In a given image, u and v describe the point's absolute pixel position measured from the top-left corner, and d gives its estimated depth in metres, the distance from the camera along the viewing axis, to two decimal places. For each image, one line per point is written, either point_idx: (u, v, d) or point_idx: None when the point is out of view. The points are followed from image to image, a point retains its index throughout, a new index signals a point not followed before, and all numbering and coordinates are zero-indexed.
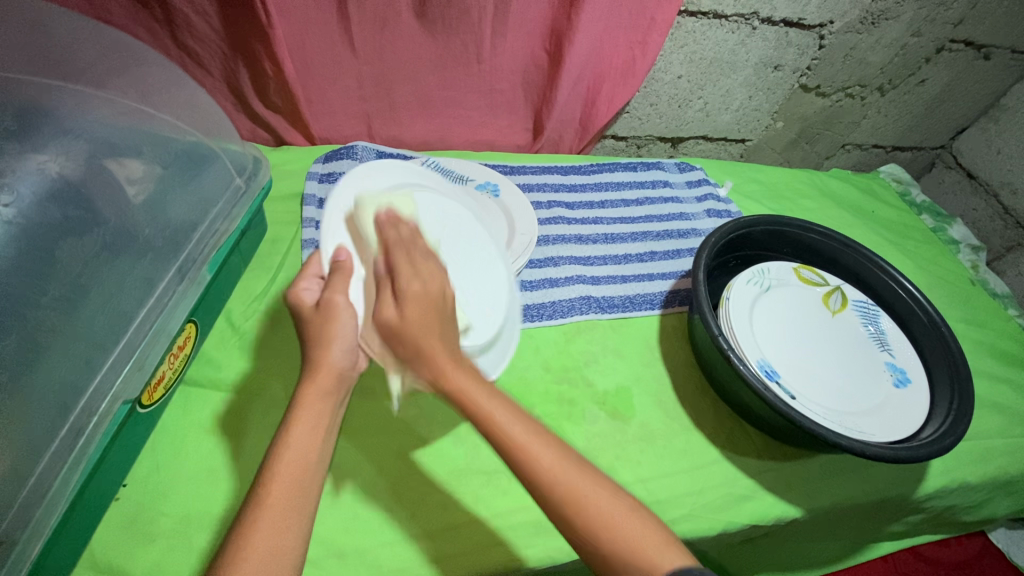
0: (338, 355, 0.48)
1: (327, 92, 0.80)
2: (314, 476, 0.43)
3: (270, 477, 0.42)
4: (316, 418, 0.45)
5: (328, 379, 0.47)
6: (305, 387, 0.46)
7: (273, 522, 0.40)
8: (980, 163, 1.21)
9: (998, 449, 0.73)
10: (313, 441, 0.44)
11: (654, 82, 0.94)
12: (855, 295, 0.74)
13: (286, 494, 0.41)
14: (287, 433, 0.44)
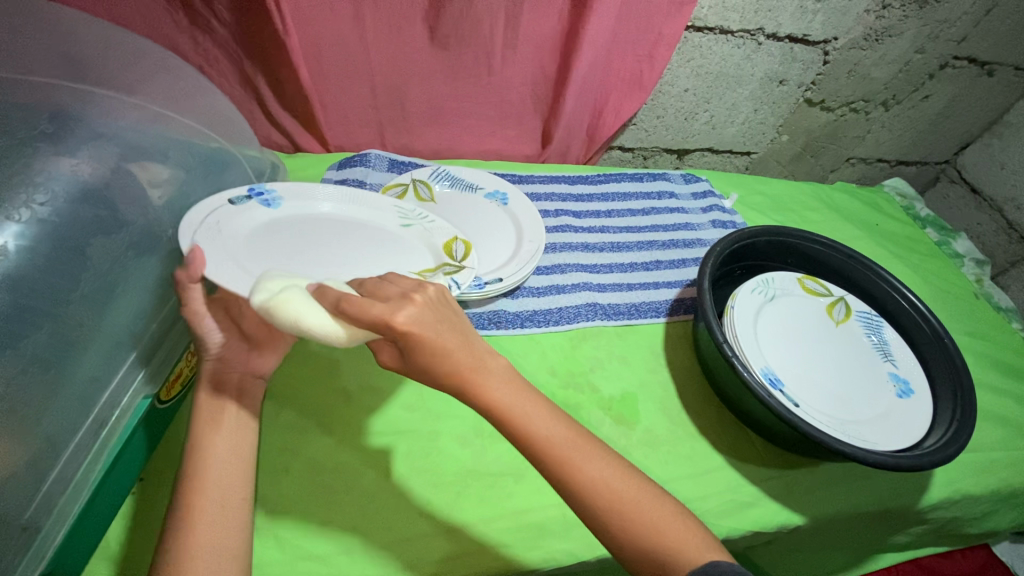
0: (206, 360, 0.51)
1: (343, 102, 0.82)
2: (237, 464, 0.47)
3: (190, 476, 0.45)
4: (217, 416, 0.49)
5: (215, 378, 0.51)
6: (203, 392, 0.50)
7: (204, 512, 0.43)
8: (984, 178, 1.22)
9: (1001, 461, 0.74)
10: (224, 438, 0.47)
11: (661, 95, 0.96)
12: (858, 306, 0.75)
13: (211, 486, 0.44)
14: (197, 438, 0.47)
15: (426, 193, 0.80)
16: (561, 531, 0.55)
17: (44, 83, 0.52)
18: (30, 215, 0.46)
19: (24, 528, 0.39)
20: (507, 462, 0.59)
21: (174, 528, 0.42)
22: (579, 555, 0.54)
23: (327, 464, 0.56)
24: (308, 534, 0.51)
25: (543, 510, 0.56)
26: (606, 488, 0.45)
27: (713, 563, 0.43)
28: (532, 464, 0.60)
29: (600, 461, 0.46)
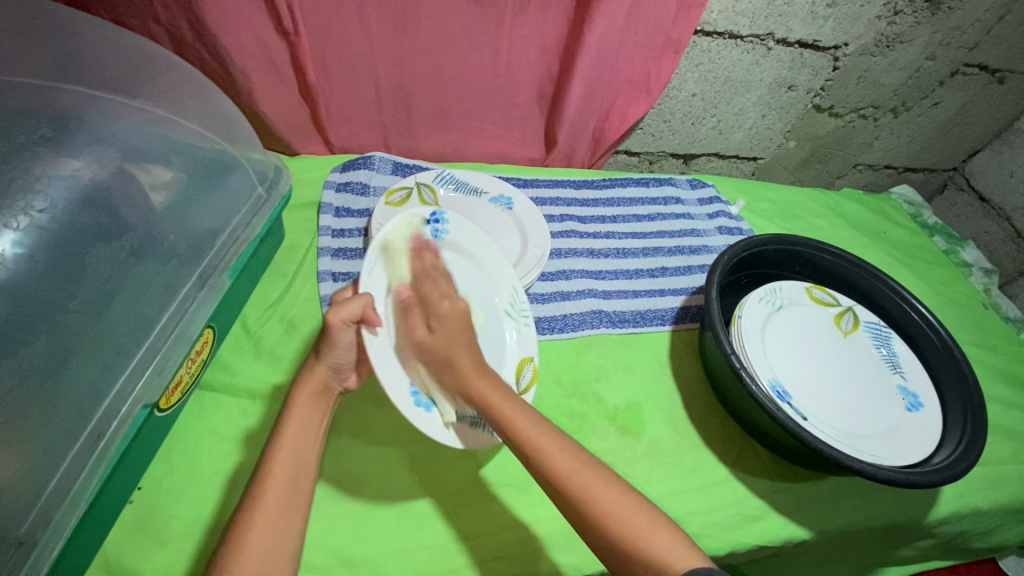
0: (322, 366, 0.52)
1: (346, 104, 0.81)
2: (309, 467, 0.48)
3: (265, 480, 0.45)
4: (307, 419, 0.50)
5: (318, 383, 0.52)
6: (301, 392, 0.51)
7: (270, 514, 0.44)
8: (992, 186, 1.21)
9: (1009, 476, 0.73)
10: (303, 446, 0.49)
11: (668, 99, 0.95)
12: (867, 316, 0.74)
13: (280, 488, 0.45)
14: (278, 436, 0.48)
15: (430, 197, 0.79)
16: (565, 545, 0.55)
17: (44, 85, 0.51)
18: (28, 221, 0.46)
19: (20, 542, 0.39)
20: (510, 472, 0.58)
21: (239, 528, 0.43)
22: (583, 568, 0.54)
23: (328, 473, 0.55)
24: (309, 545, 0.50)
25: (547, 523, 0.56)
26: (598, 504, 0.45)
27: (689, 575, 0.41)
28: (538, 475, 0.59)
29: (595, 473, 0.46)
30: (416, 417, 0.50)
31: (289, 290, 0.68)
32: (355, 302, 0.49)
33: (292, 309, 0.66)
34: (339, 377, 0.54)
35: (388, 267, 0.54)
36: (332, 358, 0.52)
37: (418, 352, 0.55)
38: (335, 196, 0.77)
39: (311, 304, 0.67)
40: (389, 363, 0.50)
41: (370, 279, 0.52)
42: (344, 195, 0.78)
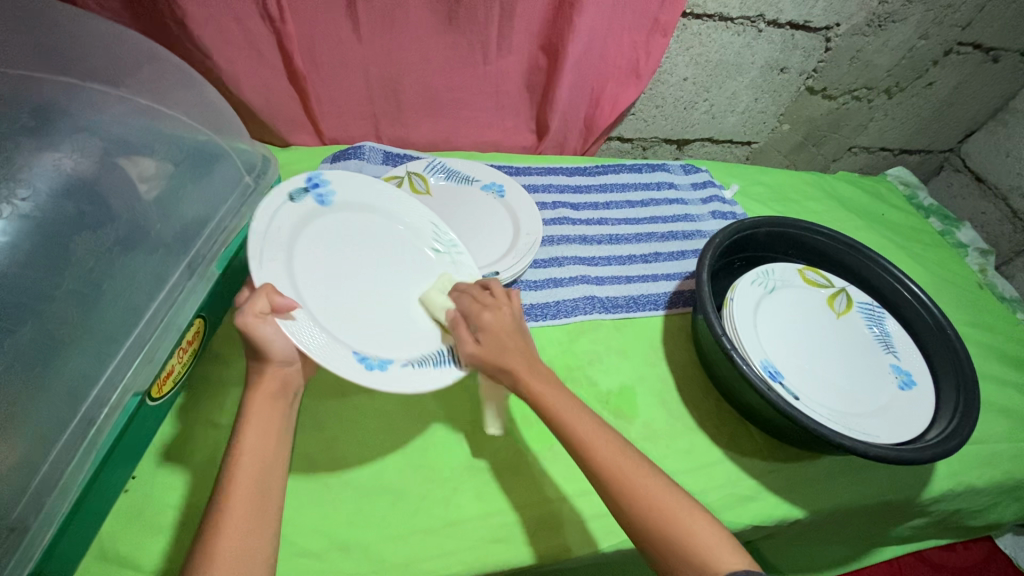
0: (272, 368, 0.50)
1: (336, 94, 0.81)
2: (274, 470, 0.46)
3: (228, 484, 0.44)
4: (266, 422, 0.48)
5: (273, 384, 0.50)
6: (255, 394, 0.49)
7: (236, 523, 0.42)
8: (988, 166, 1.21)
9: (1004, 453, 0.73)
10: (267, 446, 0.47)
11: (660, 84, 0.94)
12: (860, 297, 0.74)
13: (246, 494, 0.43)
14: (239, 442, 0.46)
15: (422, 185, 0.79)
16: (560, 527, 0.55)
17: (26, 76, 0.51)
18: (11, 210, 0.47)
19: (12, 529, 0.39)
20: (503, 457, 0.59)
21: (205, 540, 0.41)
22: (578, 549, 0.54)
23: (321, 459, 0.55)
24: (305, 531, 0.51)
25: (541, 505, 0.56)
26: (645, 496, 0.45)
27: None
28: (531, 458, 0.59)
29: (644, 471, 0.47)
30: (374, 380, 0.48)
31: None
32: (261, 294, 0.45)
33: None
34: (287, 369, 0.51)
35: (277, 258, 0.50)
36: (277, 354, 0.49)
37: (349, 322, 0.53)
38: None
39: None
40: (325, 342, 0.48)
41: (264, 273, 0.48)
42: None
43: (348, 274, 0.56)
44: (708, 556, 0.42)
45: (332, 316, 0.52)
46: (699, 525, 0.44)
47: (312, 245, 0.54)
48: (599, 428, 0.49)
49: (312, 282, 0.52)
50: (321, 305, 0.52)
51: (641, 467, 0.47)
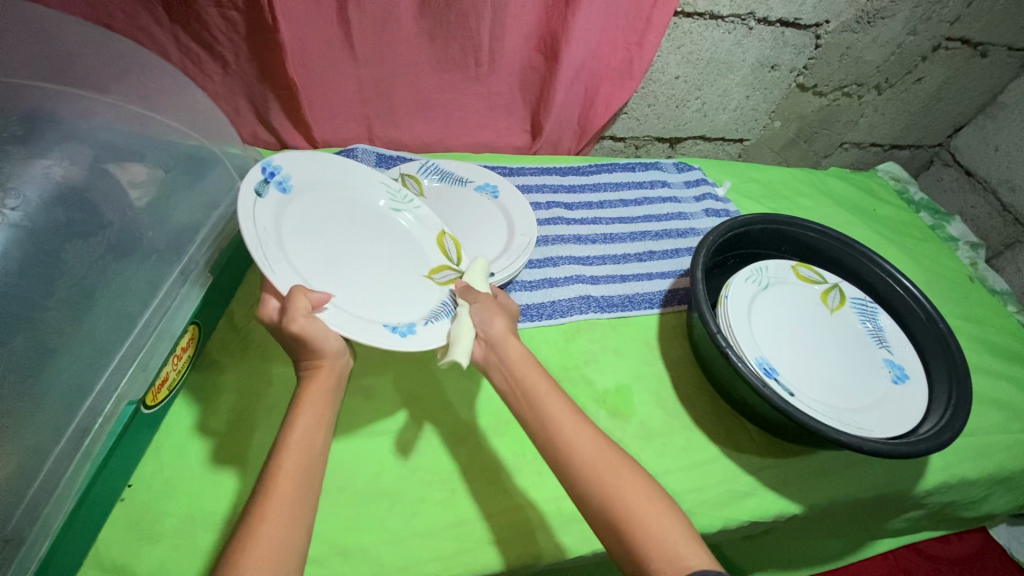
0: (329, 360, 0.50)
1: (328, 97, 0.81)
2: (316, 462, 0.45)
3: (275, 471, 0.43)
4: (316, 412, 0.48)
5: (327, 378, 0.50)
6: (306, 385, 0.49)
7: (278, 506, 0.41)
8: (978, 160, 1.22)
9: (997, 444, 0.74)
10: (315, 439, 0.46)
11: (652, 82, 0.94)
12: (853, 292, 0.75)
13: (293, 480, 0.43)
14: (290, 426, 0.46)
15: (415, 188, 0.78)
16: (558, 526, 0.55)
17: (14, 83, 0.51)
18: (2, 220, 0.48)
19: (7, 540, 0.38)
20: (501, 458, 0.59)
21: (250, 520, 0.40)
22: (576, 549, 0.54)
23: None
24: None
25: (539, 505, 0.56)
26: (621, 492, 0.45)
27: (702, 573, 0.40)
28: (528, 459, 0.59)
29: (627, 469, 0.47)
30: (410, 343, 0.55)
31: None
32: (298, 295, 0.48)
33: None
34: (341, 358, 0.52)
35: (279, 259, 0.52)
36: (332, 347, 0.50)
37: (370, 308, 0.56)
38: None
39: None
40: (356, 327, 0.52)
41: (279, 277, 0.50)
42: None
43: (334, 252, 0.58)
44: (669, 549, 0.42)
45: (338, 294, 0.55)
46: (668, 522, 0.44)
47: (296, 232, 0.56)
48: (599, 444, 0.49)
49: (317, 273, 0.55)
50: (325, 283, 0.55)
51: (625, 465, 0.47)
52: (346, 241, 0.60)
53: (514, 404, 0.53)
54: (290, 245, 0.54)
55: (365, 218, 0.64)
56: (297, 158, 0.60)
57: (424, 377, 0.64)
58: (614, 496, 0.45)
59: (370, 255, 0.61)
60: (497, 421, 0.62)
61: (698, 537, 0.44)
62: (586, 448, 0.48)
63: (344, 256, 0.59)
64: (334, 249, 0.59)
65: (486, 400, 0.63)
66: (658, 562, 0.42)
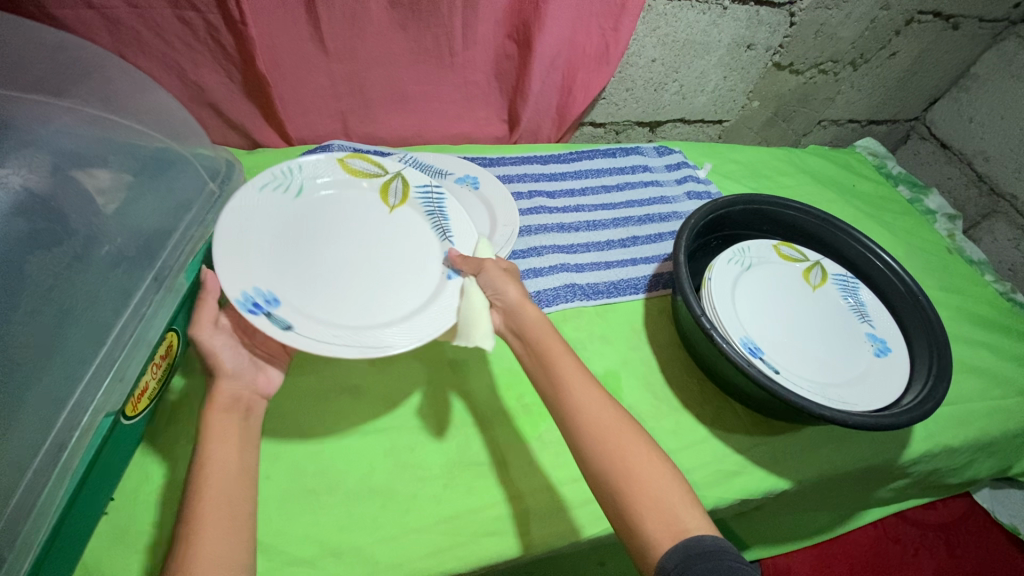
0: (224, 381, 0.50)
1: (300, 93, 0.79)
2: (243, 478, 0.46)
3: (196, 489, 0.43)
4: (225, 432, 0.48)
5: (226, 399, 0.50)
6: (211, 409, 0.48)
7: (214, 523, 0.42)
8: (952, 132, 1.23)
9: (978, 411, 0.75)
10: (231, 457, 0.46)
11: (629, 66, 0.94)
12: (835, 269, 0.75)
13: (218, 499, 0.43)
14: (205, 448, 0.46)
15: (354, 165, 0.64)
16: (552, 515, 0.56)
17: None
18: None
19: None
20: (493, 450, 0.59)
21: (189, 533, 0.41)
22: (569, 537, 0.55)
23: (309, 467, 0.55)
24: (295, 539, 0.50)
25: (533, 495, 0.56)
26: (623, 450, 0.46)
27: (697, 537, 0.41)
28: (520, 449, 0.60)
29: (630, 432, 0.48)
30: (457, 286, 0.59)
31: None
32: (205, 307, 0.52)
33: None
34: (244, 389, 0.52)
35: (313, 324, 0.52)
36: (223, 367, 0.51)
37: (418, 260, 0.61)
38: None
39: None
40: (437, 303, 0.57)
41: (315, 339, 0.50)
42: None
43: (332, 268, 0.57)
44: (670, 514, 0.43)
45: (362, 300, 0.56)
46: (665, 481, 0.45)
47: (283, 283, 0.54)
48: (603, 407, 0.49)
49: (378, 300, 0.57)
50: (347, 296, 0.56)
51: (626, 428, 0.48)
52: (326, 244, 0.59)
53: (529, 364, 0.54)
54: (296, 301, 0.53)
55: (295, 209, 0.59)
56: (224, 255, 0.51)
57: (412, 373, 0.64)
58: (615, 452, 0.46)
59: (348, 241, 0.60)
60: (487, 414, 0.62)
61: (697, 501, 0.44)
62: (591, 411, 0.49)
63: (347, 257, 0.59)
64: (339, 273, 0.57)
65: (474, 393, 0.63)
66: (656, 523, 0.42)
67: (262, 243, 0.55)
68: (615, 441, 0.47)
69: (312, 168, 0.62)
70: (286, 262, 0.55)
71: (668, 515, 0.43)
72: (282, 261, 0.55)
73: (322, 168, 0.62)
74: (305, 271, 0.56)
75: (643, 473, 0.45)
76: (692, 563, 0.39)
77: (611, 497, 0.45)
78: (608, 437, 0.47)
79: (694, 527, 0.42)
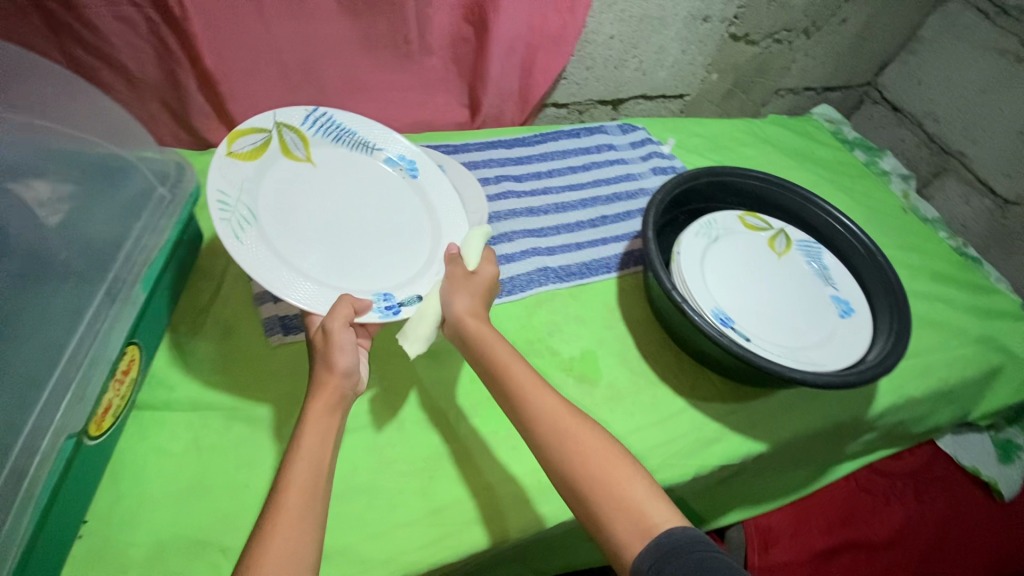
0: (336, 378, 0.50)
1: (252, 89, 0.76)
2: (324, 477, 0.45)
3: (282, 489, 0.43)
4: (324, 432, 0.47)
5: (332, 396, 0.49)
6: (314, 406, 0.48)
7: (289, 521, 0.42)
8: (903, 95, 1.27)
9: (937, 362, 0.79)
10: (322, 452, 0.46)
11: (587, 44, 0.93)
12: (798, 235, 0.77)
13: (298, 498, 0.43)
14: (296, 445, 0.46)
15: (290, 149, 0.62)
16: (538, 497, 0.57)
17: None
18: None
19: None
20: (476, 438, 0.59)
21: (261, 534, 0.41)
22: (556, 518, 0.56)
23: None
24: None
25: (519, 479, 0.57)
26: (591, 462, 0.47)
27: (668, 531, 0.42)
28: (503, 436, 0.60)
29: (590, 430, 0.49)
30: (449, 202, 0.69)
31: (217, 295, 0.66)
32: (341, 306, 0.52)
33: (223, 312, 0.65)
34: (352, 384, 0.52)
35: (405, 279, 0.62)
36: (342, 365, 0.51)
37: (393, 197, 0.67)
38: None
39: (240, 308, 0.66)
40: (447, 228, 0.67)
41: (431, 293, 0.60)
42: None
43: (349, 235, 0.62)
44: (641, 513, 0.44)
45: (394, 242, 0.64)
46: (630, 480, 0.46)
47: (352, 264, 0.60)
48: (559, 409, 0.50)
49: (402, 229, 0.66)
50: (387, 243, 0.64)
51: (586, 427, 0.49)
52: (320, 220, 0.61)
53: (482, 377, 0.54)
54: (374, 275, 0.60)
55: (275, 230, 0.56)
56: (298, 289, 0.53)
57: (389, 369, 0.63)
58: (578, 457, 0.47)
59: (323, 209, 0.62)
60: (468, 403, 0.62)
61: (664, 495, 0.46)
62: (548, 416, 0.49)
63: (336, 216, 0.62)
64: (361, 239, 0.62)
65: (454, 384, 0.63)
66: (626, 524, 0.43)
67: (303, 253, 0.57)
68: (574, 443, 0.48)
69: (232, 175, 0.56)
70: (329, 252, 0.59)
71: (635, 511, 0.44)
72: (326, 258, 0.58)
73: (233, 170, 0.56)
74: (346, 247, 0.61)
75: (609, 473, 0.46)
76: (665, 562, 0.41)
77: (577, 497, 0.46)
78: (569, 440, 0.48)
79: (666, 521, 0.44)
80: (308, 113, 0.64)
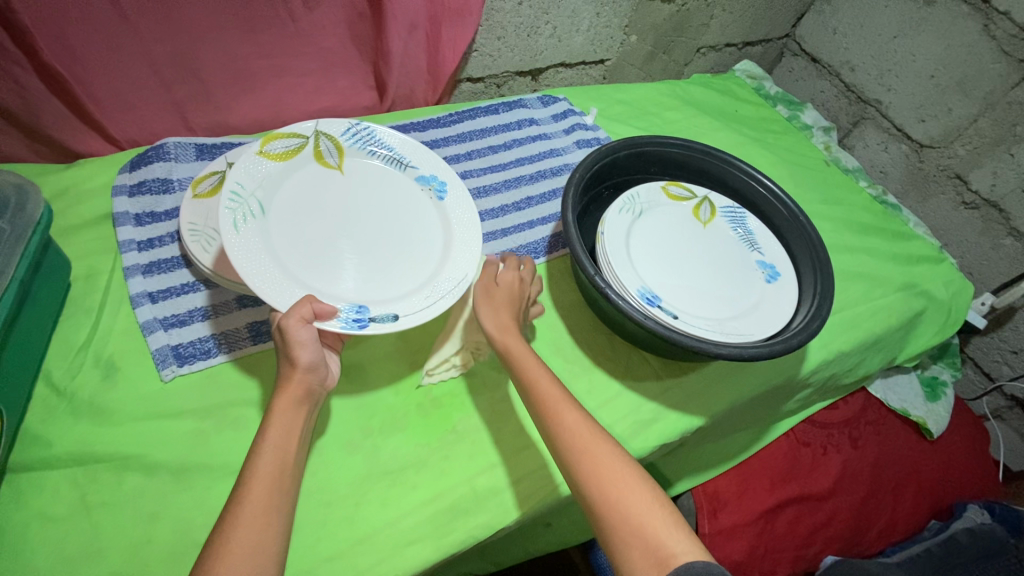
0: (299, 374, 0.49)
1: (115, 89, 0.67)
2: (290, 471, 0.46)
3: (249, 480, 0.43)
4: (289, 425, 0.47)
5: (299, 390, 0.49)
6: (281, 397, 0.48)
7: (255, 516, 0.42)
8: (820, 45, 1.28)
9: (862, 314, 0.81)
10: (288, 446, 0.46)
11: (495, 13, 0.87)
12: (722, 202, 0.76)
13: (264, 491, 0.43)
14: (262, 436, 0.46)
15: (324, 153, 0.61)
16: (476, 506, 0.55)
17: None
18: None
19: None
20: (406, 453, 0.56)
21: (226, 524, 0.41)
22: (496, 524, 0.54)
23: None
24: None
25: (454, 490, 0.55)
26: (604, 478, 0.47)
27: (686, 564, 0.42)
28: (434, 447, 0.57)
29: (607, 449, 0.49)
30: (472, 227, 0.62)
31: (98, 328, 0.59)
32: (300, 303, 0.48)
33: (107, 347, 0.58)
34: (318, 378, 0.51)
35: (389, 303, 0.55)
36: (304, 361, 0.49)
37: (418, 215, 0.62)
38: (130, 201, 0.66)
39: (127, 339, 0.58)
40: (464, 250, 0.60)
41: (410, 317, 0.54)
42: (142, 199, 0.66)
43: (356, 247, 0.58)
44: (659, 541, 0.44)
45: (408, 263, 0.59)
46: (649, 504, 0.46)
47: (338, 276, 0.55)
48: (581, 421, 0.50)
49: (410, 246, 0.60)
50: (393, 263, 0.58)
51: (603, 445, 0.49)
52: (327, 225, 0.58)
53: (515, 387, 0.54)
54: (361, 286, 0.56)
55: (277, 226, 0.54)
56: (266, 283, 0.50)
57: None
58: (597, 469, 0.47)
59: (337, 217, 0.59)
60: (396, 417, 0.58)
61: (682, 523, 0.45)
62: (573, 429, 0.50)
63: (347, 226, 0.59)
64: (372, 251, 0.58)
65: (378, 398, 0.59)
66: (640, 552, 0.43)
67: (292, 254, 0.54)
68: (592, 457, 0.48)
69: (250, 169, 0.55)
70: (328, 260, 0.56)
71: (649, 533, 0.44)
72: (318, 262, 0.55)
73: (252, 164, 0.56)
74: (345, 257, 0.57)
75: (625, 492, 0.46)
76: None
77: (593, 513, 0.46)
78: (591, 457, 0.48)
79: (684, 554, 0.43)
80: (350, 125, 0.63)
